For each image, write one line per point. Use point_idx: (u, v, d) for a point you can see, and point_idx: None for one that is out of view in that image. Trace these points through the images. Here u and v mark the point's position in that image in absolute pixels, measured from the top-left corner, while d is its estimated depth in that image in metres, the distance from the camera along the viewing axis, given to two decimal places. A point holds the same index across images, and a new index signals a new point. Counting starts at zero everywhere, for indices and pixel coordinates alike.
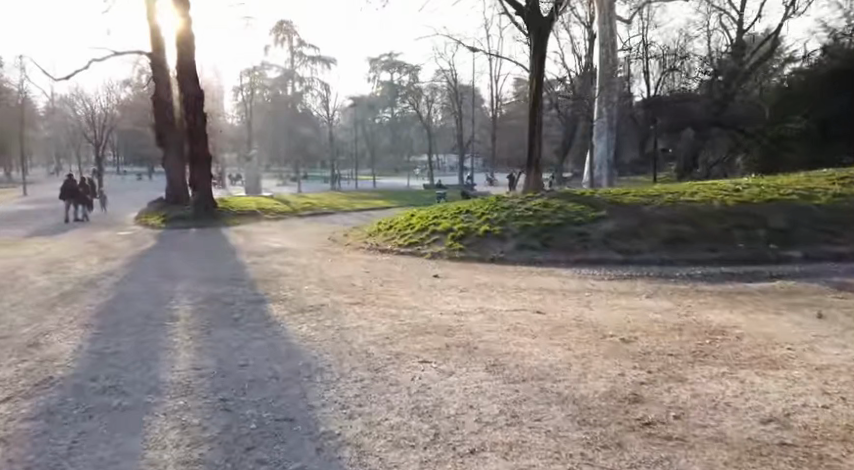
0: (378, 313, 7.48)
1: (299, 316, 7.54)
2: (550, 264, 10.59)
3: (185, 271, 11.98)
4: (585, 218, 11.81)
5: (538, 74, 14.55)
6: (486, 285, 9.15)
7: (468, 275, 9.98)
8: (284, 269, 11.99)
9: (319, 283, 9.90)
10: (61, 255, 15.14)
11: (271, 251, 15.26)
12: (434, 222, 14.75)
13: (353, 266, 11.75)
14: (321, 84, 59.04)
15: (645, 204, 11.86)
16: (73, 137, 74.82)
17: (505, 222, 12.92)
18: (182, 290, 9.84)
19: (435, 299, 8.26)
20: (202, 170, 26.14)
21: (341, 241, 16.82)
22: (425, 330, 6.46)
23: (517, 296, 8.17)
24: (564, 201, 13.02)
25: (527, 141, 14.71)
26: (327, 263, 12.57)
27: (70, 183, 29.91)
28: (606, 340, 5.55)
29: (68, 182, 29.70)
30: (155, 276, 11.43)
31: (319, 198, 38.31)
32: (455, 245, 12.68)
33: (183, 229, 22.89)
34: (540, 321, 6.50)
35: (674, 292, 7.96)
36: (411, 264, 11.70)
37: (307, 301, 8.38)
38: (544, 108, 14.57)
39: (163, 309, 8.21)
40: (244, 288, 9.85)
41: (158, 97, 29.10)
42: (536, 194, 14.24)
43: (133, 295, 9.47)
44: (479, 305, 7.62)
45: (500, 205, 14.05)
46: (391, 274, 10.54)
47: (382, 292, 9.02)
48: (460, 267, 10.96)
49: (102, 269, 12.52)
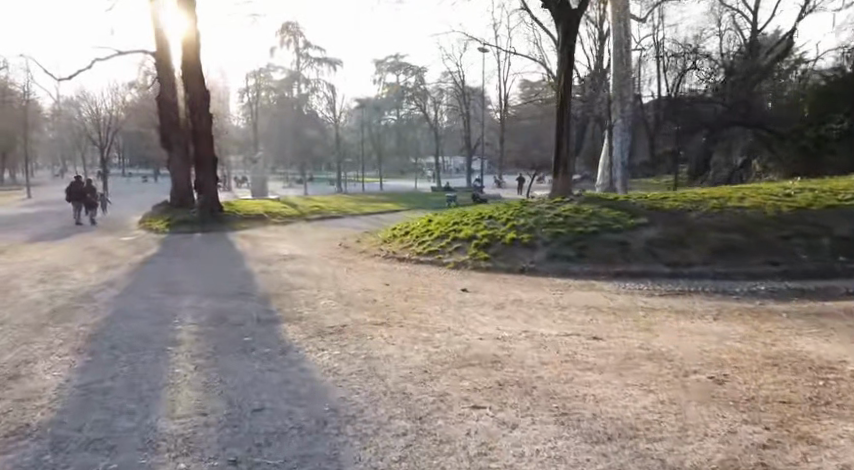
0: (408, 337, 6.57)
1: (318, 340, 6.64)
2: (588, 277, 9.67)
3: (190, 283, 11.13)
4: (622, 225, 10.90)
5: (568, 69, 13.69)
6: (523, 301, 8.24)
7: (500, 291, 9.06)
8: (296, 279, 11.12)
9: (336, 299, 9.02)
10: (57, 264, 14.30)
11: (280, 259, 14.40)
12: (455, 229, 13.85)
13: (371, 278, 10.86)
14: (327, 86, 58.33)
15: (688, 210, 10.94)
16: (77, 139, 74.39)
17: (534, 228, 12.00)
18: (186, 306, 8.96)
19: (469, 319, 7.36)
20: (206, 170, 25.36)
21: (355, 248, 15.93)
22: (468, 360, 5.52)
23: (562, 316, 7.25)
24: (596, 206, 12.11)
25: (554, 141, 13.83)
26: (341, 274, 11.68)
27: (76, 185, 29.49)
28: (693, 380, 4.62)
29: (74, 185, 29.31)
30: (158, 288, 10.59)
31: (327, 201, 37.47)
32: (480, 255, 11.79)
33: (188, 235, 22.08)
34: (600, 351, 5.57)
35: (744, 312, 7.03)
36: (434, 275, 10.81)
37: (326, 322, 7.50)
38: (573, 106, 13.72)
39: (164, 331, 7.32)
40: (254, 304, 8.96)
41: (162, 98, 28.17)
42: (565, 199, 13.36)
43: (132, 311, 8.59)
44: (522, 327, 6.72)
45: (526, 210, 13.13)
46: (414, 288, 9.63)
47: (408, 310, 8.13)
48: (489, 279, 10.06)
49: (101, 279, 11.67)
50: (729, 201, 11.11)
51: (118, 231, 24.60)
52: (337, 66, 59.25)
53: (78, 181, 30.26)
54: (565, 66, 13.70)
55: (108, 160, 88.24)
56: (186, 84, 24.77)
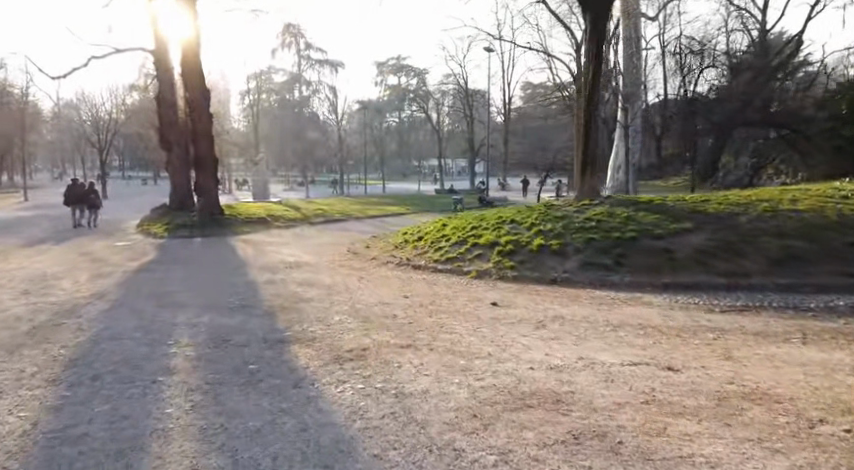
0: (443, 365, 5.58)
1: (336, 368, 5.62)
2: (632, 290, 8.67)
3: (187, 295, 10.12)
4: (664, 230, 9.96)
5: (597, 59, 12.74)
6: (566, 319, 7.23)
7: (537, 306, 8.04)
8: (305, 290, 10.14)
9: (352, 315, 8.02)
10: (46, 271, 13.33)
11: (286, 266, 13.43)
12: (473, 234, 12.88)
13: (387, 289, 9.88)
14: (329, 88, 57.56)
15: (737, 213, 10.03)
16: (76, 141, 73.59)
17: (563, 233, 11.02)
18: (182, 323, 7.94)
19: (512, 341, 6.36)
20: (205, 171, 24.41)
21: (365, 254, 14.93)
22: (523, 400, 4.50)
23: (616, 338, 6.25)
24: (631, 209, 11.17)
25: (581, 138, 12.93)
26: (353, 284, 10.71)
27: (74, 189, 28.57)
28: (829, 436, 3.62)
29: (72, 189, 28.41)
30: (151, 302, 9.58)
31: (330, 203, 36.51)
32: (505, 263, 10.82)
33: (187, 239, 21.13)
34: (685, 388, 4.54)
35: (833, 332, 6.09)
36: (457, 287, 9.84)
37: (344, 343, 6.54)
38: (601, 100, 12.83)
39: (156, 355, 6.32)
40: (260, 320, 8.00)
41: (161, 97, 27.11)
42: (594, 200, 12.40)
43: (121, 330, 7.58)
44: (577, 352, 5.72)
45: (553, 214, 12.15)
46: (439, 302, 8.62)
47: (436, 328, 7.18)
48: (520, 292, 9.06)
49: (91, 290, 10.71)
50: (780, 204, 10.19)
51: (115, 235, 23.62)
52: (339, 67, 58.44)
53: (77, 183, 29.41)
54: (592, 56, 12.77)
55: (108, 163, 87.41)
56: (187, 84, 23.80)
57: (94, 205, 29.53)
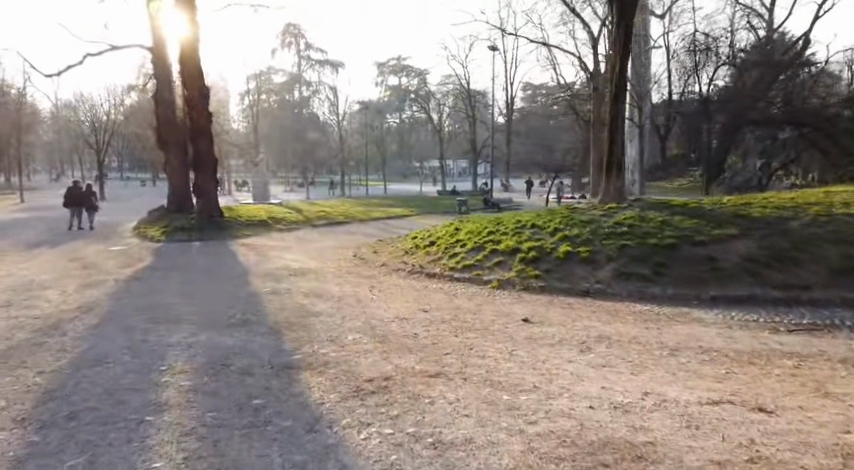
0: (484, 401, 4.70)
1: (356, 406, 4.73)
2: (678, 305, 7.80)
3: (183, 308, 9.22)
4: (707, 236, 9.15)
5: (624, 52, 11.87)
6: (612, 339, 6.37)
7: (575, 323, 7.18)
8: (313, 302, 9.28)
9: (367, 334, 7.17)
10: (34, 279, 12.45)
11: (290, 273, 12.60)
12: (491, 240, 12.03)
13: (401, 301, 9.02)
14: (329, 88, 56.85)
15: (788, 217, 9.33)
16: (73, 143, 72.89)
17: (592, 239, 10.17)
18: (177, 343, 7.05)
19: (559, 366, 5.53)
20: (204, 172, 23.59)
21: (373, 261, 14.07)
22: (597, 456, 3.61)
23: (679, 366, 5.39)
24: (666, 213, 10.33)
25: (605, 138, 12.08)
26: (363, 295, 9.87)
27: (74, 190, 27.81)
28: None
29: (73, 190, 27.65)
30: (142, 317, 8.65)
31: (332, 205, 35.76)
32: (530, 271, 9.96)
33: (185, 243, 20.33)
34: (796, 442, 3.66)
35: None
36: (480, 300, 8.99)
37: (364, 370, 5.67)
38: (627, 97, 11.98)
39: (145, 385, 5.45)
40: (264, 340, 7.14)
41: (159, 96, 26.29)
42: (622, 204, 11.56)
43: (108, 351, 6.71)
44: (642, 386, 4.82)
45: (578, 217, 11.29)
46: (462, 318, 7.76)
47: (465, 349, 6.35)
48: (552, 307, 8.18)
49: (80, 302, 9.86)
50: (831, 208, 9.52)
51: (112, 238, 22.78)
52: (339, 67, 57.71)
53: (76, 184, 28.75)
54: (619, 49, 11.90)
55: (105, 164, 86.76)
56: (187, 82, 22.99)
57: (91, 208, 28.75)
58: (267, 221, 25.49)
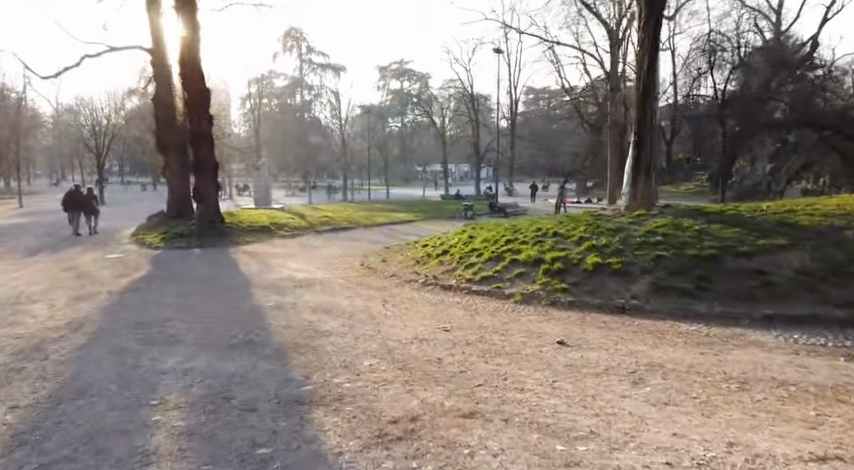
0: (535, 455, 3.91)
1: (382, 459, 3.95)
2: (728, 325, 7.07)
3: (178, 326, 8.45)
4: (752, 246, 8.49)
5: (653, 48, 11.12)
6: (663, 367, 5.60)
7: (617, 345, 6.40)
8: (323, 319, 8.54)
9: (387, 358, 6.42)
10: (21, 290, 11.70)
11: (294, 285, 11.88)
12: (510, 249, 11.27)
13: (418, 318, 8.28)
14: (331, 91, 56.28)
15: (837, 228, 8.74)
16: (73, 147, 72.47)
17: (622, 249, 9.43)
18: (170, 370, 6.27)
19: (612, 404, 4.76)
20: (204, 176, 22.91)
21: (382, 271, 13.35)
22: None
23: (753, 403, 4.63)
24: (702, 221, 9.64)
25: (632, 141, 11.37)
26: (376, 310, 9.15)
27: (74, 193, 27.18)
28: None
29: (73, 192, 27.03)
30: (130, 336, 7.86)
31: (335, 210, 35.08)
32: (555, 284, 9.21)
33: (185, 250, 19.61)
34: None
35: None
36: (505, 316, 8.25)
37: (388, 407, 4.88)
38: (656, 96, 11.24)
39: (133, 426, 4.67)
40: (270, 366, 6.37)
41: (158, 100, 25.58)
42: (651, 210, 10.83)
43: (92, 381, 5.94)
44: (723, 436, 4.02)
45: (604, 225, 10.58)
46: (489, 339, 6.98)
47: (499, 378, 5.58)
48: (586, 326, 7.41)
49: (69, 318, 9.11)
50: None
51: (109, 245, 22.06)
52: (341, 71, 57.11)
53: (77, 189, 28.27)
54: (647, 45, 11.19)
55: (106, 168, 86.39)
56: (185, 84, 22.34)
57: (91, 213, 28.12)
58: (269, 226, 24.76)
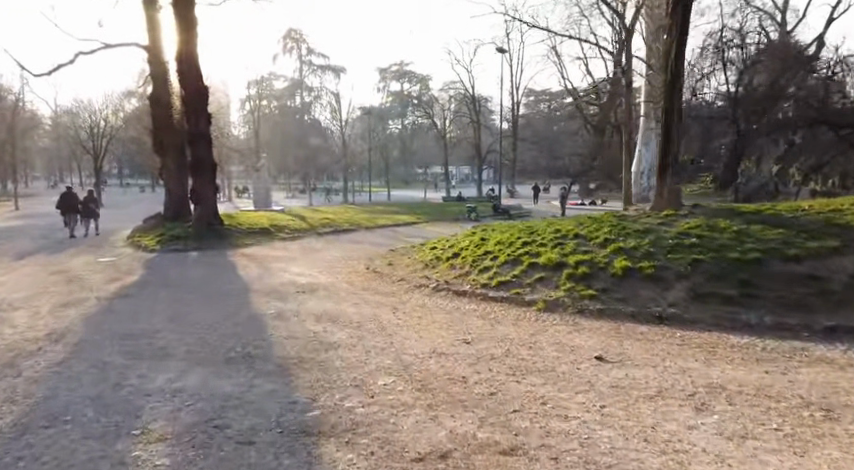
0: None
1: None
2: (785, 338, 6.33)
3: (170, 338, 7.67)
4: (800, 250, 7.77)
5: (682, 34, 10.30)
6: (728, 389, 4.84)
7: (664, 361, 5.64)
8: (328, 328, 7.79)
9: (404, 377, 5.65)
10: (4, 297, 10.96)
11: (296, 290, 11.16)
12: (528, 252, 10.52)
13: (433, 329, 7.52)
14: (330, 93, 55.61)
15: None
16: (72, 149, 71.90)
17: (654, 253, 8.69)
18: (156, 391, 5.50)
19: (679, 438, 3.99)
20: (201, 176, 22.14)
21: (389, 275, 12.60)
22: None
23: (851, 438, 3.88)
24: (740, 222, 8.90)
25: (658, 136, 10.59)
26: (387, 318, 8.40)
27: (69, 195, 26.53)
28: None
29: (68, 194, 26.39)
30: (114, 350, 7.08)
31: (336, 212, 34.33)
32: (582, 290, 8.45)
33: (182, 253, 18.88)
34: None
35: None
36: (529, 327, 7.49)
37: (412, 441, 4.11)
38: (684, 87, 10.45)
39: (109, 464, 3.93)
40: (271, 385, 5.62)
41: (155, 100, 24.79)
42: (679, 210, 10.10)
43: (68, 404, 5.18)
44: None
45: (630, 226, 9.82)
46: (515, 354, 6.21)
47: (537, 403, 4.80)
48: (623, 338, 6.65)
49: (52, 327, 8.37)
50: None
51: (103, 248, 21.34)
52: (342, 72, 56.45)
53: (72, 190, 27.62)
54: (676, 30, 10.36)
55: (104, 170, 85.80)
56: (181, 81, 21.56)
57: (86, 215, 27.47)
58: (269, 228, 24.00)
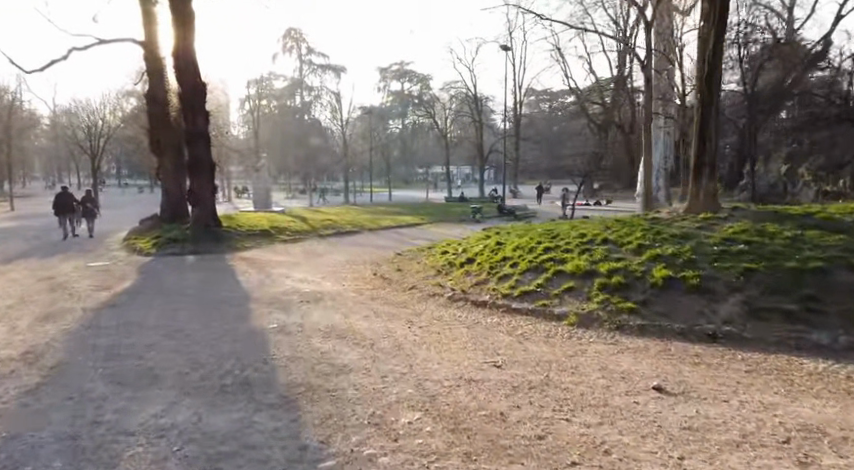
0: None
1: None
2: None
3: (161, 356, 6.84)
4: None
5: (721, 22, 9.43)
6: (829, 435, 4.02)
7: (739, 394, 4.81)
8: (339, 346, 6.96)
9: (432, 412, 4.79)
10: None
11: (299, 299, 10.34)
12: (552, 258, 9.70)
13: (455, 348, 6.69)
14: (330, 92, 54.76)
15: None
16: (70, 149, 71.08)
17: (697, 261, 7.88)
18: (139, 431, 4.66)
19: None
20: (199, 177, 21.34)
21: (399, 283, 11.82)
22: None
23: None
24: (790, 228, 8.12)
25: (694, 134, 9.79)
26: (401, 334, 7.56)
27: (63, 196, 25.76)
28: None
29: (62, 195, 25.62)
30: (97, 374, 6.24)
31: (338, 212, 33.48)
32: (619, 303, 7.61)
33: (179, 257, 18.05)
34: None
35: None
36: (564, 345, 6.66)
37: None
38: (723, 81, 9.62)
39: None
40: (273, 422, 4.77)
41: (151, 98, 23.95)
42: (719, 212, 9.30)
43: (34, 450, 4.34)
44: None
45: (666, 231, 9.03)
46: (556, 381, 5.37)
47: (600, 453, 3.95)
48: (676, 361, 5.81)
49: (29, 344, 7.52)
50: None
51: (97, 251, 20.53)
52: (342, 71, 55.58)
53: (68, 191, 26.82)
54: (715, 18, 9.48)
55: (103, 170, 85.05)
56: (178, 78, 20.73)
57: (81, 215, 26.70)
58: (269, 230, 23.16)
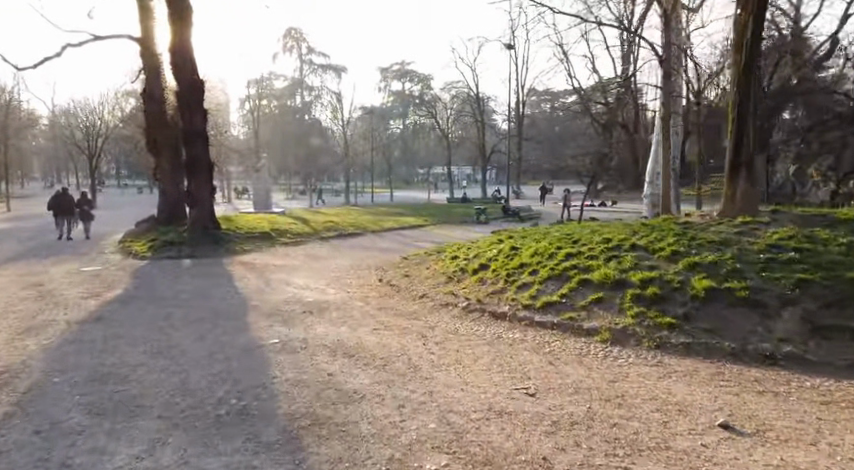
0: None
1: None
2: None
3: (148, 378, 6.10)
4: None
5: (761, 8, 8.70)
6: None
7: (825, 436, 4.09)
8: (348, 367, 6.22)
9: (463, 458, 4.05)
10: None
11: (302, 310, 9.60)
12: (576, 266, 8.93)
13: (479, 369, 5.94)
14: (331, 93, 54.02)
15: None
16: (69, 150, 70.36)
17: (744, 270, 7.16)
18: None
19: None
20: (197, 176, 20.61)
21: (407, 290, 11.08)
22: None
23: None
24: (842, 235, 7.47)
25: (730, 130, 9.11)
26: (417, 352, 6.81)
27: (58, 197, 25.09)
28: None
29: (57, 196, 24.96)
30: (73, 400, 5.50)
31: (339, 213, 32.72)
32: (657, 317, 6.86)
33: (175, 261, 17.34)
34: None
35: None
36: (601, 368, 5.91)
37: None
38: (761, 73, 8.96)
39: None
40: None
41: (149, 96, 23.22)
42: (759, 217, 8.58)
43: None
44: None
45: (703, 235, 8.31)
46: (603, 414, 4.61)
47: None
48: (737, 389, 5.07)
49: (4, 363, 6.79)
50: None
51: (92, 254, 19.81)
52: (343, 71, 54.85)
53: (64, 192, 26.14)
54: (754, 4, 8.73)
55: (102, 170, 84.41)
56: (175, 76, 20.01)
57: (78, 217, 26.06)
58: (269, 232, 22.41)
